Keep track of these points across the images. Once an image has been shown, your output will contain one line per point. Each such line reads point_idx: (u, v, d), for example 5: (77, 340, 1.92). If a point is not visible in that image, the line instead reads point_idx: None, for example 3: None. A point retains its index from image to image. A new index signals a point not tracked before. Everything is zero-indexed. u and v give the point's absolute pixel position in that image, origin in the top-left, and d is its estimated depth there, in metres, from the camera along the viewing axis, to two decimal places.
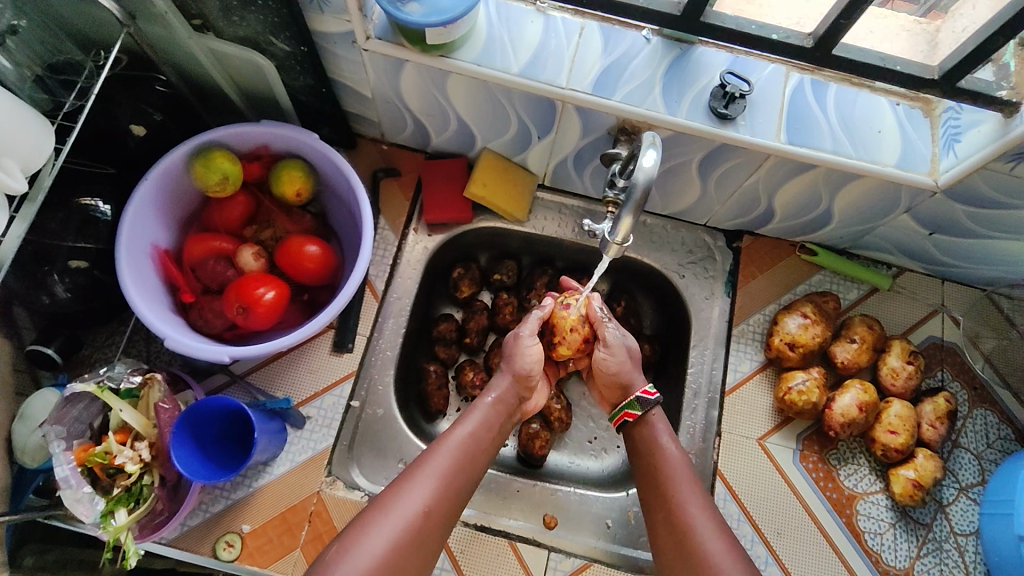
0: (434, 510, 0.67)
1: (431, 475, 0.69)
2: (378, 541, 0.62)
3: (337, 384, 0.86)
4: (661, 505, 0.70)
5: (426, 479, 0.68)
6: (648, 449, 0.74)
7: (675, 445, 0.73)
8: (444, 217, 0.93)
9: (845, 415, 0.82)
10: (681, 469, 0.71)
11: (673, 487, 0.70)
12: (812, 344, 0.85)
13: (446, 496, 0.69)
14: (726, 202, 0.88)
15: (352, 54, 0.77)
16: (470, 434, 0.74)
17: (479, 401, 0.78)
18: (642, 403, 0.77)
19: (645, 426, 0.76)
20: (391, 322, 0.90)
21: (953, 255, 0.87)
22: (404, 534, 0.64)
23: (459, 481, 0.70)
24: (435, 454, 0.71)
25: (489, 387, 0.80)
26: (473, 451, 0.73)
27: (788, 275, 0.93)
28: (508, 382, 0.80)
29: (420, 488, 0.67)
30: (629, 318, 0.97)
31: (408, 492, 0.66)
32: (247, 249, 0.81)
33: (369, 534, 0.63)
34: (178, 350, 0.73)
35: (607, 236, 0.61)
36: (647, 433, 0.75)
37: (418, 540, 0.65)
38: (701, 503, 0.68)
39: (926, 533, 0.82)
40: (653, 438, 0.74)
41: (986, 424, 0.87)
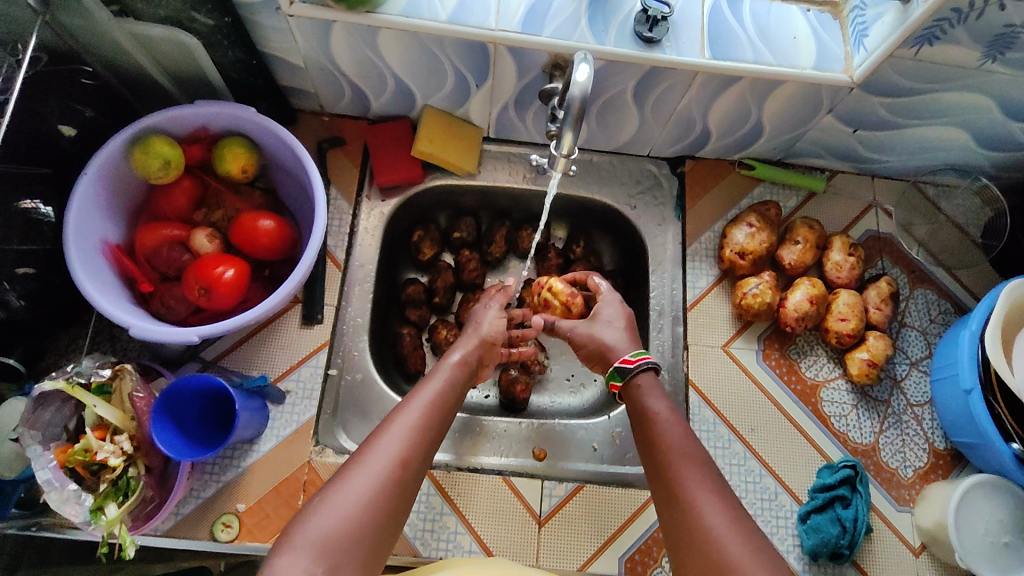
0: (413, 458, 0.62)
1: (408, 423, 0.65)
2: (358, 492, 0.57)
3: (312, 356, 0.85)
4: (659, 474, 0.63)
5: (401, 430, 0.63)
6: (643, 417, 0.69)
7: (666, 410, 0.68)
8: (396, 178, 0.93)
9: (798, 310, 0.87)
10: (676, 437, 0.65)
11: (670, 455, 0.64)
12: (760, 250, 0.89)
13: (424, 445, 0.64)
14: (665, 128, 0.92)
15: (278, 22, 0.76)
16: (436, 393, 0.70)
17: (444, 363, 0.75)
18: (620, 373, 0.75)
19: (633, 389, 0.73)
20: (358, 289, 0.90)
21: (877, 149, 0.93)
22: (388, 481, 0.59)
23: (431, 437, 0.66)
24: (408, 406, 0.67)
25: (454, 349, 0.78)
26: (443, 408, 0.69)
27: (731, 191, 0.98)
28: (474, 343, 0.79)
29: (397, 436, 0.63)
30: (589, 258, 1.02)
31: (386, 440, 0.62)
32: (200, 233, 0.81)
33: (350, 483, 0.58)
34: (145, 338, 0.72)
35: (554, 153, 0.63)
36: (636, 400, 0.72)
37: (401, 492, 0.60)
38: (701, 479, 0.60)
39: (886, 408, 0.88)
40: (647, 407, 0.70)
41: (926, 302, 0.94)
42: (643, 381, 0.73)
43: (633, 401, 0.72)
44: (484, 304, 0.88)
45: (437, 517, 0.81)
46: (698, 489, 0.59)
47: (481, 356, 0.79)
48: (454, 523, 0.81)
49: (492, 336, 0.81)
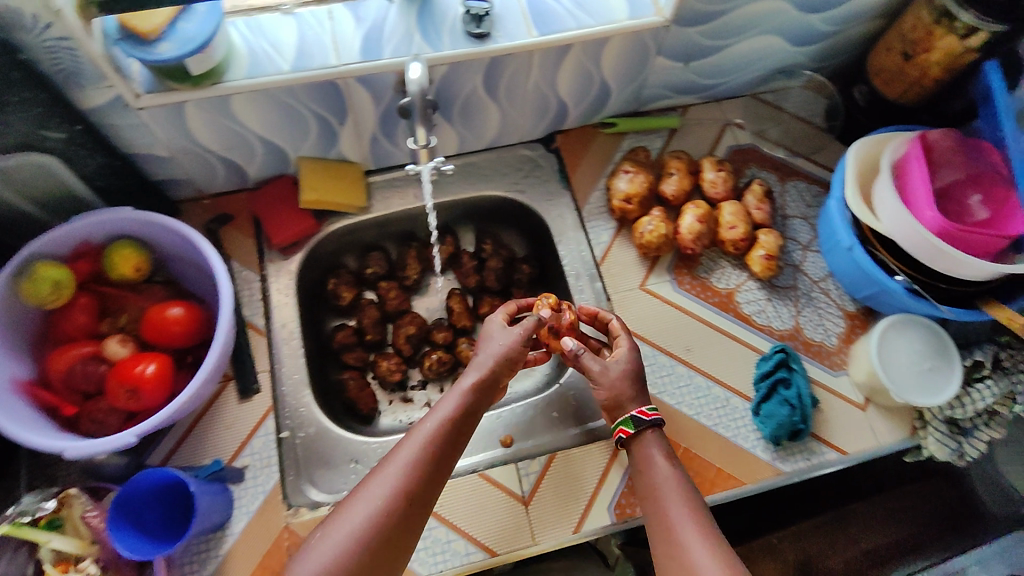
0: (402, 503, 0.65)
1: (397, 470, 0.66)
2: (339, 545, 0.62)
3: (260, 425, 0.85)
4: (658, 531, 0.69)
5: (388, 478, 0.66)
6: (642, 464, 0.74)
7: (662, 459, 0.73)
8: (290, 234, 0.94)
9: (692, 232, 0.94)
10: (669, 486, 0.71)
11: (666, 503, 0.70)
12: (642, 192, 0.97)
13: (418, 484, 0.66)
14: (525, 112, 0.98)
15: (130, 118, 0.79)
16: (442, 423, 0.71)
17: (456, 386, 0.74)
18: (636, 420, 0.75)
19: (639, 443, 0.75)
20: (285, 348, 0.91)
21: (711, 75, 1.03)
22: (369, 529, 0.63)
23: (429, 476, 0.67)
24: (397, 451, 0.68)
25: (467, 368, 0.76)
26: (449, 438, 0.70)
27: (603, 150, 1.06)
28: (484, 365, 0.76)
29: (382, 485, 0.66)
30: (499, 250, 1.08)
31: (371, 489, 0.65)
32: (111, 340, 0.80)
33: (330, 535, 0.63)
34: (83, 457, 0.70)
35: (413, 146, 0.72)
36: (639, 447, 0.75)
37: (389, 536, 0.64)
38: (699, 534, 0.66)
39: (796, 292, 0.96)
40: (646, 453, 0.74)
41: (799, 192, 1.04)
42: (639, 439, 0.75)
43: (637, 452, 0.75)
44: (495, 330, 0.80)
45: (427, 534, 0.80)
46: (690, 538, 0.66)
47: (501, 372, 0.77)
48: (446, 534, 0.81)
49: (510, 363, 0.77)
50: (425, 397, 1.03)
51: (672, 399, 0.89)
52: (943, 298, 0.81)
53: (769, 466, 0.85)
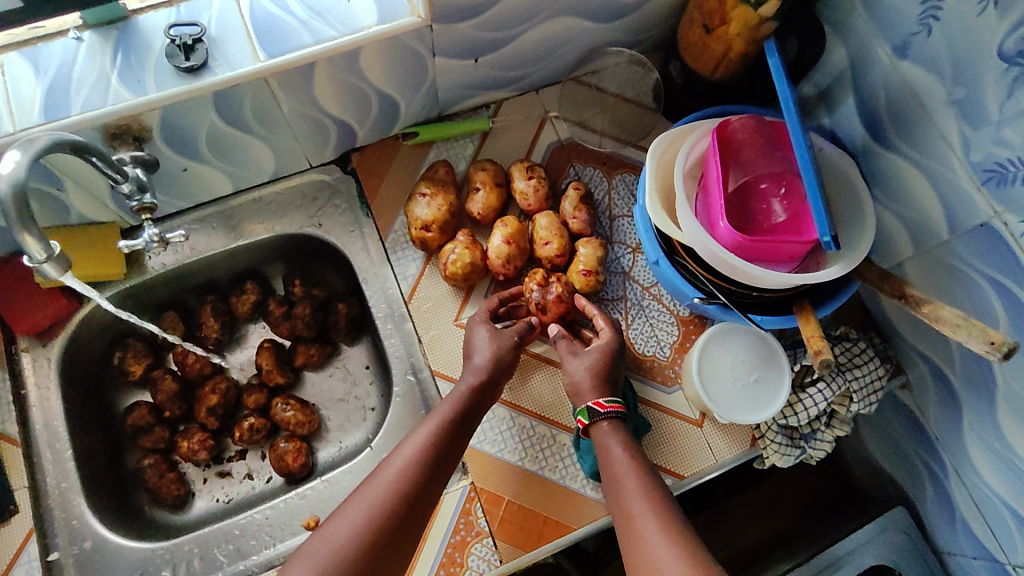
0: (386, 514, 0.66)
1: (384, 481, 0.68)
2: (317, 560, 0.63)
3: (23, 549, 0.74)
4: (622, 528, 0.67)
5: (377, 487, 0.67)
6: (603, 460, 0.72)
7: (621, 453, 0.71)
8: (38, 320, 0.82)
9: (499, 255, 0.84)
10: (637, 489, 0.68)
11: (626, 498, 0.68)
12: (442, 217, 0.85)
13: (405, 495, 0.67)
14: (298, 138, 0.86)
15: None
16: (423, 440, 0.71)
17: (462, 381, 0.76)
18: (591, 412, 0.74)
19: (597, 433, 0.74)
20: (50, 453, 0.80)
21: (513, 67, 0.91)
22: (346, 544, 0.63)
23: (417, 486, 0.68)
24: (411, 443, 0.70)
25: (474, 358, 0.78)
26: (433, 456, 0.70)
27: (407, 164, 0.93)
28: (478, 362, 0.77)
29: (368, 497, 0.67)
30: (312, 288, 0.97)
31: (356, 503, 0.66)
32: None
33: (316, 545, 0.64)
34: None
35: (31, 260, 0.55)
36: (597, 441, 0.74)
37: (369, 549, 0.64)
38: (663, 532, 0.63)
39: (625, 304, 0.87)
40: (603, 447, 0.73)
41: (627, 186, 0.94)
42: (594, 431, 0.74)
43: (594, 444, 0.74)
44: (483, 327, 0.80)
45: None
46: (651, 534, 0.63)
47: (492, 370, 0.77)
48: None
49: (499, 357, 0.78)
50: (245, 468, 0.93)
51: (491, 447, 0.81)
52: (749, 308, 0.73)
53: (598, 506, 0.79)
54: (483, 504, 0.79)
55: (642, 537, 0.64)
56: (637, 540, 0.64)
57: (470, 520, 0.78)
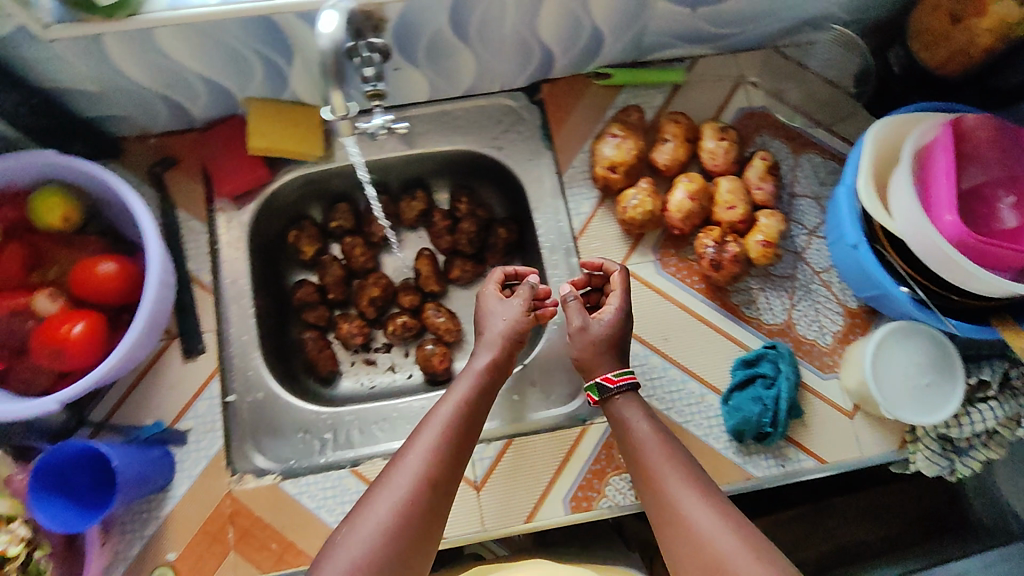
0: (441, 482, 0.64)
1: (422, 446, 0.65)
2: (371, 531, 0.59)
3: (206, 387, 0.82)
4: (653, 497, 0.66)
5: (417, 458, 0.64)
6: (623, 433, 0.72)
7: (644, 424, 0.71)
8: (242, 183, 0.87)
9: (681, 210, 0.84)
10: (674, 469, 0.66)
11: (658, 464, 0.67)
12: (629, 160, 0.86)
13: (447, 466, 0.65)
14: (504, 57, 0.87)
15: (41, 52, 0.70)
16: (457, 406, 0.69)
17: (470, 369, 0.74)
18: (602, 389, 0.74)
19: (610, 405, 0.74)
20: (235, 309, 0.86)
21: (726, 24, 0.89)
22: (401, 517, 0.60)
23: (457, 455, 0.67)
24: (431, 423, 0.68)
25: (477, 355, 0.75)
26: (468, 422, 0.69)
27: (595, 104, 0.94)
28: (496, 343, 0.76)
29: (414, 464, 0.64)
30: (477, 210, 1.00)
31: (405, 467, 0.64)
32: (40, 294, 0.75)
33: (373, 509, 0.61)
34: (7, 418, 0.68)
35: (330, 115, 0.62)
36: (613, 414, 0.73)
37: (423, 521, 0.61)
38: (715, 510, 0.62)
39: (793, 283, 0.87)
40: (622, 418, 0.73)
41: (813, 166, 0.92)
42: (609, 404, 0.74)
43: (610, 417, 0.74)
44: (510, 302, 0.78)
45: None
46: (703, 512, 0.62)
47: (510, 350, 0.76)
48: None
49: (513, 331, 0.77)
50: (389, 360, 0.99)
51: (640, 391, 0.84)
52: (945, 309, 0.73)
53: (740, 469, 0.81)
54: None
55: (679, 501, 0.63)
56: (676, 505, 0.63)
57: (611, 453, 0.82)
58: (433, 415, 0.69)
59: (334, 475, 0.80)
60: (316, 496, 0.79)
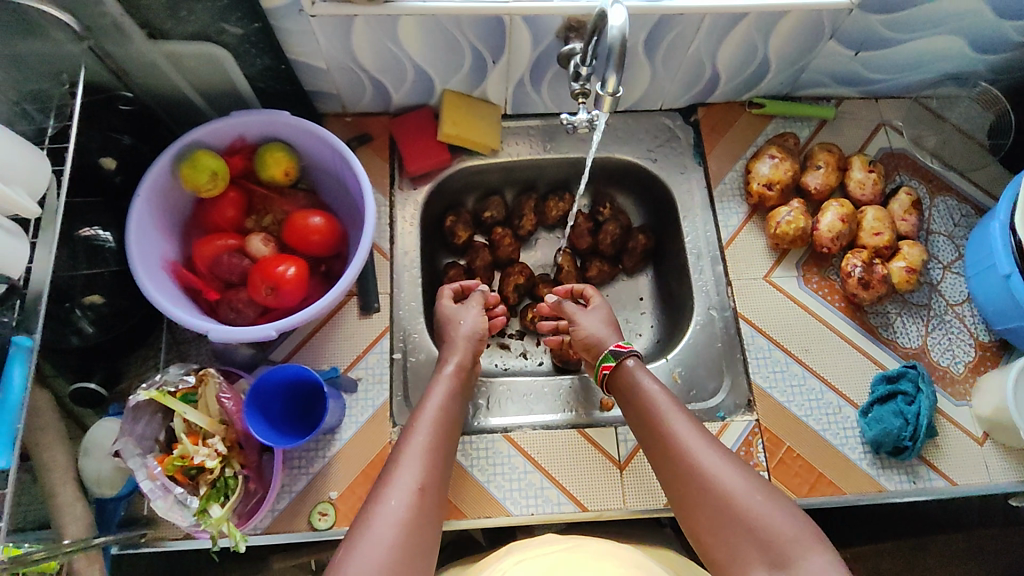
0: (427, 486, 0.67)
1: (416, 450, 0.70)
2: (385, 531, 0.62)
3: (377, 342, 0.88)
4: (660, 448, 0.73)
5: (413, 462, 0.68)
6: (631, 396, 0.80)
7: (652, 384, 0.79)
8: (425, 165, 0.97)
9: (832, 230, 0.90)
10: (696, 441, 0.71)
11: (665, 420, 0.75)
12: (786, 180, 0.93)
13: (434, 469, 0.69)
14: (675, 78, 0.96)
15: (302, 25, 0.80)
16: (443, 404, 0.76)
17: (441, 374, 0.81)
18: (614, 354, 0.84)
19: (625, 376, 0.82)
20: (406, 275, 0.94)
21: (878, 70, 0.97)
22: (407, 514, 0.63)
23: (441, 457, 0.71)
24: (418, 425, 0.73)
25: (446, 357, 0.83)
26: (452, 410, 0.76)
27: (746, 130, 1.02)
28: (463, 344, 0.85)
29: (409, 468, 0.68)
30: (618, 216, 1.06)
31: (397, 476, 0.67)
32: (256, 238, 0.83)
33: (385, 503, 0.64)
34: (225, 342, 0.75)
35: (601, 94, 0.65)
36: (625, 378, 0.81)
37: (421, 521, 0.64)
38: (741, 477, 0.67)
39: (929, 312, 0.92)
40: (633, 381, 0.81)
41: (948, 208, 0.98)
42: (621, 368, 0.82)
43: (621, 383, 0.82)
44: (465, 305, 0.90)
45: (523, 477, 0.83)
46: (733, 480, 0.67)
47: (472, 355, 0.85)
48: (540, 480, 0.83)
49: (475, 334, 0.86)
50: (521, 347, 1.05)
51: (781, 395, 0.87)
52: None
53: (874, 481, 0.83)
54: (764, 442, 0.85)
55: (687, 449, 0.70)
56: (684, 453, 0.71)
57: (750, 451, 0.85)
58: (419, 415, 0.75)
59: (487, 438, 0.85)
60: (470, 454, 0.84)
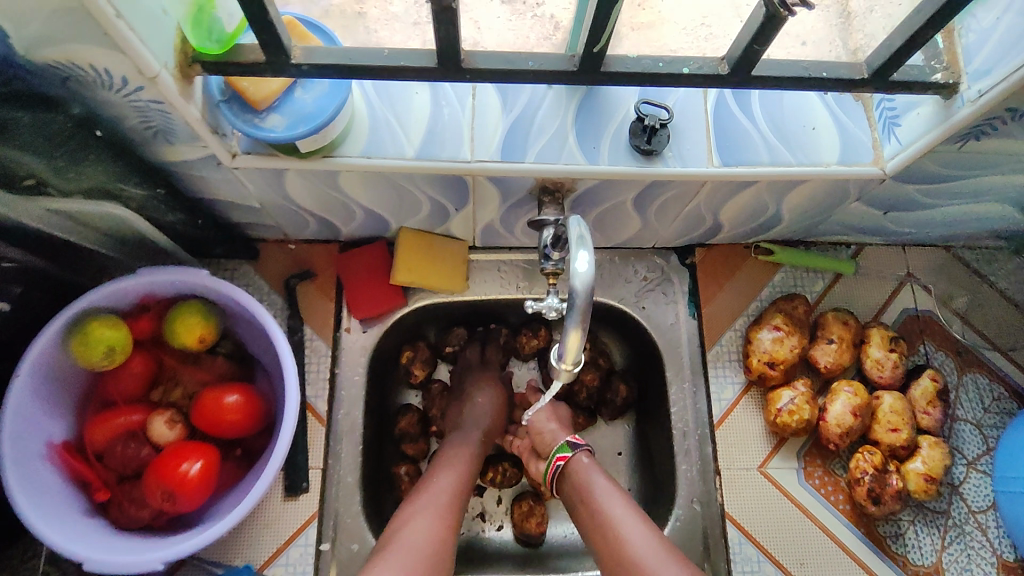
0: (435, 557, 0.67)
1: (424, 521, 0.70)
2: None
3: (302, 531, 0.77)
4: (612, 554, 0.67)
5: (419, 530, 0.68)
6: (583, 494, 0.74)
7: (606, 483, 0.74)
8: (375, 310, 0.84)
9: (840, 424, 0.77)
10: (645, 547, 0.66)
11: (618, 525, 0.69)
12: (790, 358, 0.80)
13: (442, 540, 0.69)
14: (671, 225, 0.82)
15: (221, 174, 0.66)
16: (454, 483, 0.76)
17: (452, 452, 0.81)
18: (571, 444, 0.79)
19: (576, 472, 0.76)
20: (346, 443, 0.81)
21: (908, 224, 0.83)
22: None
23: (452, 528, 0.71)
24: (429, 495, 0.73)
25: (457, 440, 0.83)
26: (455, 499, 0.74)
27: (751, 280, 0.88)
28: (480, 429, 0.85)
29: (414, 534, 0.68)
30: (597, 358, 0.93)
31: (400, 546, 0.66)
32: (158, 418, 0.71)
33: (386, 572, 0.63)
34: (102, 570, 0.62)
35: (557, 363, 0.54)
36: (578, 473, 0.76)
37: None
38: None
39: (947, 521, 0.80)
40: (586, 480, 0.75)
41: (977, 389, 0.85)
42: (573, 463, 0.77)
43: (575, 479, 0.76)
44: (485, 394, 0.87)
45: None
46: None
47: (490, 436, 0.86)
48: None
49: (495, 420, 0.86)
50: (479, 506, 0.91)
51: None
52: None
53: None
54: None
55: (637, 553, 0.66)
56: (640, 556, 0.65)
57: None
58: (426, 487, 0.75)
59: None
60: None
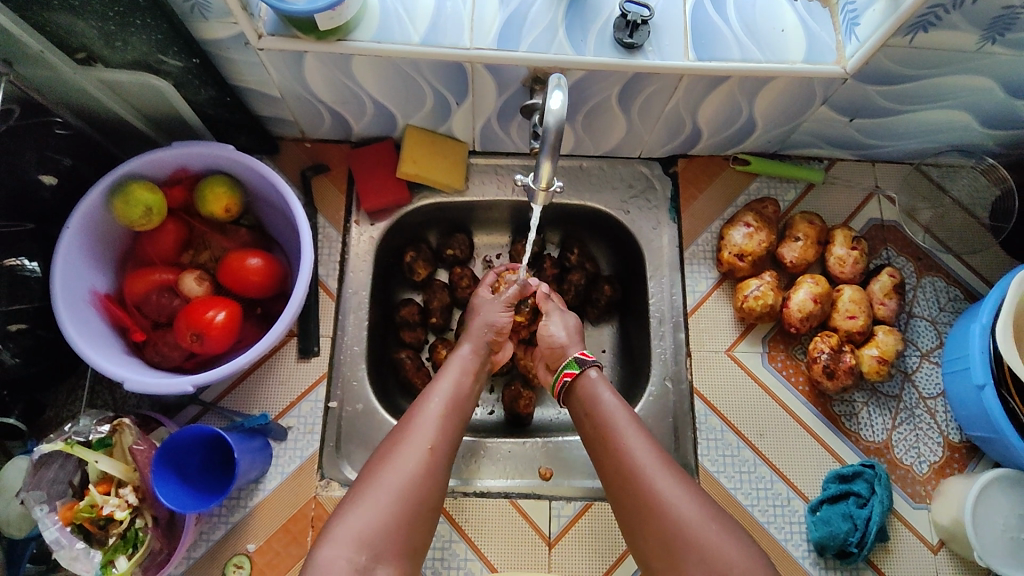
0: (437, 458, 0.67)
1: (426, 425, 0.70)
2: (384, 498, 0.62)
3: (312, 389, 0.86)
4: (615, 465, 0.70)
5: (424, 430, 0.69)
6: (590, 408, 0.76)
7: (613, 400, 0.76)
8: (381, 202, 0.92)
9: (802, 310, 0.84)
10: (648, 458, 0.69)
11: (622, 437, 0.71)
12: (759, 251, 0.87)
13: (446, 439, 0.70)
14: (654, 130, 0.89)
15: (248, 56, 0.75)
16: (453, 384, 0.76)
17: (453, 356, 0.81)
18: (579, 361, 0.81)
19: (584, 386, 0.79)
20: (352, 318, 0.90)
21: (875, 135, 0.90)
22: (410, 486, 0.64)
23: (455, 427, 0.72)
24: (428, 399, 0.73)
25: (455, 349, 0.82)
26: (460, 400, 0.74)
27: (728, 188, 0.95)
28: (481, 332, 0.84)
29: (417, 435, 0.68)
30: (585, 263, 0.99)
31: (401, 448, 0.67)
32: (188, 276, 0.81)
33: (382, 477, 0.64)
34: (139, 391, 0.72)
35: (533, 184, 0.61)
36: (586, 387, 0.78)
37: (426, 498, 0.65)
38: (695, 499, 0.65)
39: (898, 404, 0.87)
40: (592, 392, 0.78)
41: (934, 290, 0.92)
42: (583, 378, 0.80)
43: (582, 394, 0.79)
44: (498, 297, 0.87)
45: (445, 545, 0.82)
46: (681, 502, 0.65)
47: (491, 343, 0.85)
48: (463, 549, 0.82)
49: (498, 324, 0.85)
50: None
51: (728, 481, 0.84)
52: None
53: None
54: None
55: (639, 462, 0.68)
56: (642, 471, 0.68)
57: None
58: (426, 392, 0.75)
59: None
60: None
